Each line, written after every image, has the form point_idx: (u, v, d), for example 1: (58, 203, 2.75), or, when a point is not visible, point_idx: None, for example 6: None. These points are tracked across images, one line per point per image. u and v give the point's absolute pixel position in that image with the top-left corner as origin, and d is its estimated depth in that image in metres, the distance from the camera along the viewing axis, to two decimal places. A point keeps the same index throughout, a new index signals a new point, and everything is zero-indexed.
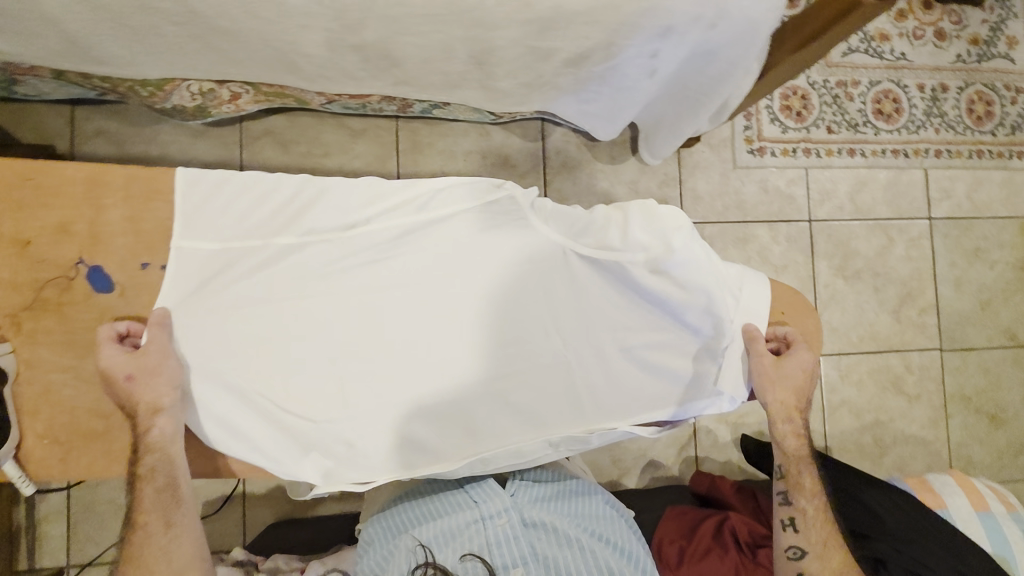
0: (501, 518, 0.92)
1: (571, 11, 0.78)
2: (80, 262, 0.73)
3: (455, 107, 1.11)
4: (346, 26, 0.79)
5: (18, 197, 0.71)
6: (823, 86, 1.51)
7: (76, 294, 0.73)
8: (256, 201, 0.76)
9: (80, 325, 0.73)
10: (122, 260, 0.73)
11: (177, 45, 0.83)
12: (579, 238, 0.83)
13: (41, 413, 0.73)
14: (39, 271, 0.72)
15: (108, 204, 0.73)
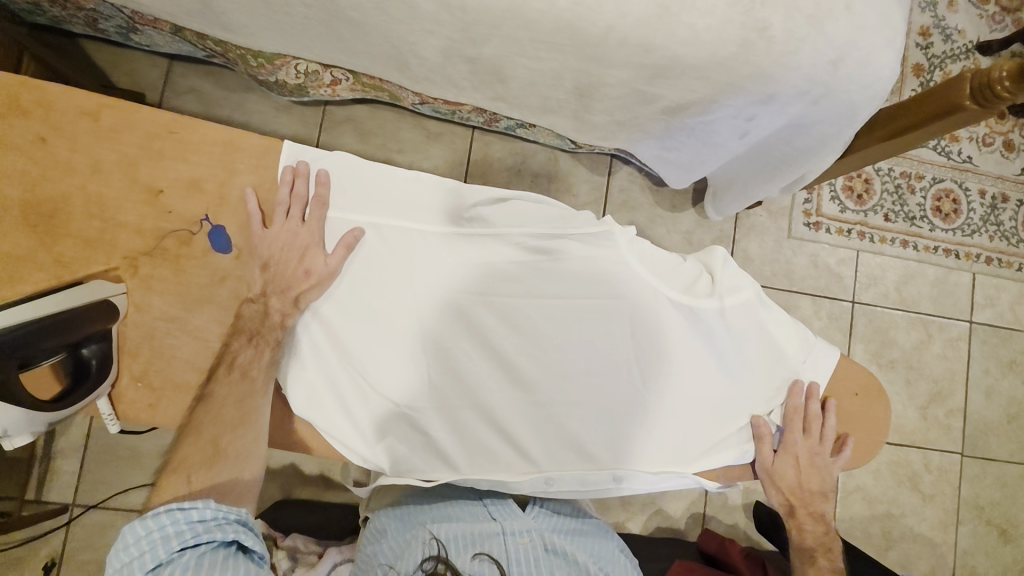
0: (524, 536, 0.92)
1: (687, 63, 0.79)
2: (205, 219, 0.69)
3: (540, 129, 1.14)
4: (468, 38, 0.82)
5: (156, 146, 0.67)
6: (888, 174, 1.53)
7: (194, 249, 0.70)
8: (376, 183, 0.72)
9: (195, 285, 0.70)
10: (245, 224, 0.70)
11: (302, 26, 0.86)
12: (671, 280, 0.81)
13: (141, 356, 0.69)
14: (164, 221, 0.68)
15: (241, 170, 0.69)
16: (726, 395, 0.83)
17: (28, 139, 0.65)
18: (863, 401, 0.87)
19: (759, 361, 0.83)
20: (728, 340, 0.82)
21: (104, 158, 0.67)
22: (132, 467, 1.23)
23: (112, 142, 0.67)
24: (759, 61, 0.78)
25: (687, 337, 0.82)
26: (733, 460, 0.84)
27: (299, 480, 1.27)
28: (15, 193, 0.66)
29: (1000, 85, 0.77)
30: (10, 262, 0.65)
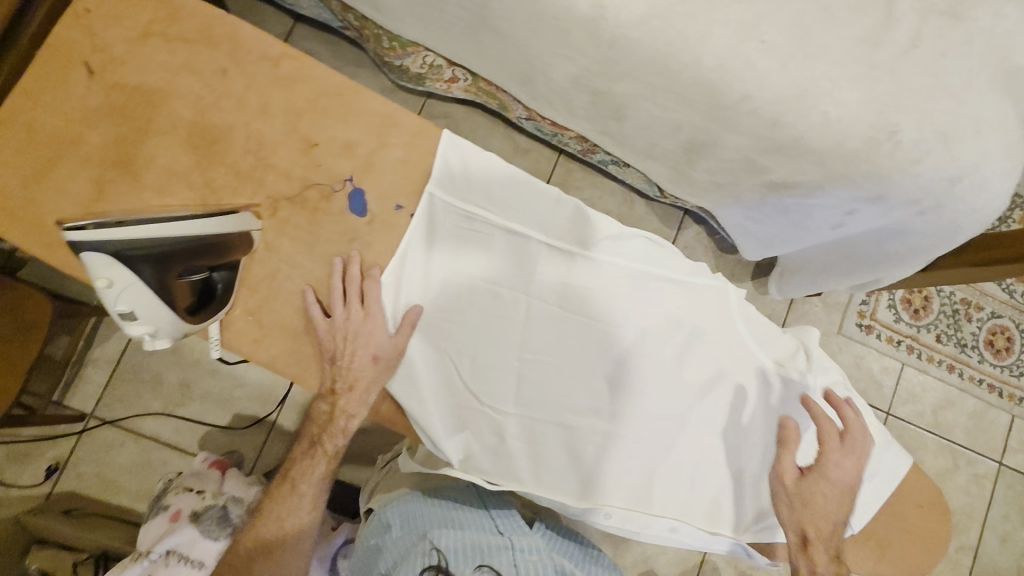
0: (532, 554, 0.90)
1: (808, 146, 0.81)
2: (348, 180, 0.69)
3: (632, 171, 1.16)
4: (604, 72, 0.85)
5: (323, 103, 0.68)
6: (949, 296, 1.52)
7: (331, 207, 0.69)
8: (515, 183, 0.72)
9: (325, 239, 0.69)
10: (385, 194, 0.70)
11: (448, 23, 0.90)
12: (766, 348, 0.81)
13: (258, 292, 0.69)
14: (311, 173, 0.68)
15: (392, 143, 0.70)
16: None
17: (211, 68, 0.67)
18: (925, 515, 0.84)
19: None
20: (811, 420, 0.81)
21: (273, 101, 0.67)
22: (155, 394, 1.24)
23: (286, 88, 0.68)
24: (881, 161, 0.80)
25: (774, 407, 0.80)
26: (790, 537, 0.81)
27: None
28: (185, 113, 0.66)
29: None
30: (164, 175, 0.66)
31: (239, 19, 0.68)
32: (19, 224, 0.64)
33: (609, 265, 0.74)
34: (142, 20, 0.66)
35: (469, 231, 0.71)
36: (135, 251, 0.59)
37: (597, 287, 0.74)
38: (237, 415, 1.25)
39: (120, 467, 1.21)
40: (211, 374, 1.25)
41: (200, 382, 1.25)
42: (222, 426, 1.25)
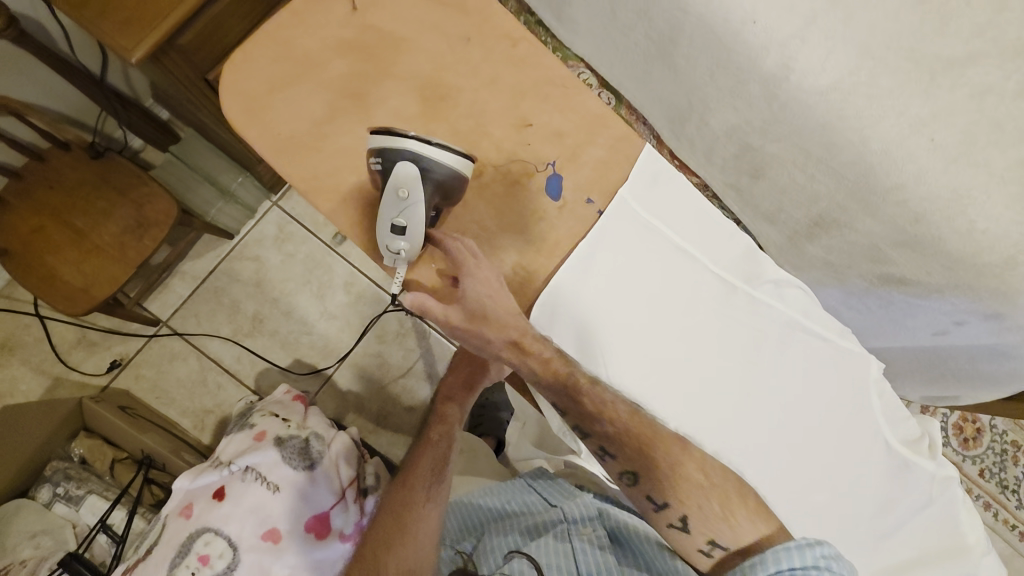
0: (585, 526, 0.87)
1: (945, 249, 0.84)
2: (550, 165, 0.71)
3: (741, 230, 1.13)
4: (764, 129, 0.90)
5: (546, 91, 0.71)
6: (1001, 434, 1.52)
7: (529, 185, 0.70)
8: (692, 205, 0.74)
9: (518, 214, 0.70)
10: (578, 184, 0.71)
11: (627, 48, 0.97)
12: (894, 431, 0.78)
13: (445, 247, 0.70)
14: (519, 150, 0.70)
15: (596, 142, 0.71)
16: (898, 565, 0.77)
17: (457, 34, 0.70)
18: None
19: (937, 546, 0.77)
20: (923, 512, 0.77)
21: (504, 77, 0.70)
22: (227, 318, 1.26)
23: (517, 68, 0.71)
24: (1012, 281, 0.83)
25: (890, 488, 0.77)
26: None
27: (358, 411, 1.27)
28: (425, 68, 0.70)
29: None
30: (392, 119, 0.69)
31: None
32: (259, 130, 0.68)
33: (763, 302, 0.75)
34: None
35: (641, 234, 0.73)
36: (428, 174, 0.62)
37: (745, 319, 0.75)
38: (297, 359, 1.27)
39: (177, 380, 1.24)
40: (284, 314, 1.28)
41: (273, 319, 1.27)
42: (281, 366, 1.26)
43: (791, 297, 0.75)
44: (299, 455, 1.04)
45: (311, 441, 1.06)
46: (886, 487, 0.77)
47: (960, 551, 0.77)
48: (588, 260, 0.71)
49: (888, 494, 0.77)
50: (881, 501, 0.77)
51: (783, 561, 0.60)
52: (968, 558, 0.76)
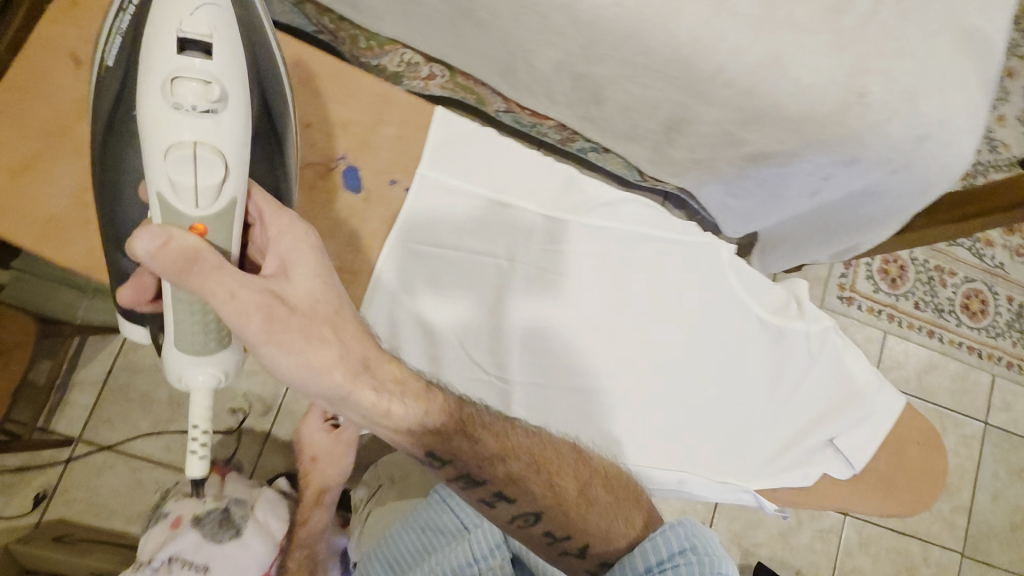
0: (494, 561, 0.70)
1: (785, 114, 0.85)
2: (342, 158, 0.72)
3: (612, 156, 1.18)
4: (585, 55, 0.87)
5: (319, 88, 0.72)
6: (922, 264, 1.58)
7: (329, 184, 0.72)
8: (502, 157, 0.76)
9: (325, 217, 0.71)
10: (378, 168, 0.73)
11: (427, 16, 0.91)
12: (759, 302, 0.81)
13: None
14: (310, 153, 0.71)
15: (386, 120, 0.74)
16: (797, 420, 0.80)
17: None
18: (924, 451, 0.84)
19: (831, 392, 0.81)
20: (807, 365, 0.80)
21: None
22: (143, 413, 1.20)
23: (279, 74, 0.72)
24: (853, 124, 0.84)
25: (771, 354, 0.80)
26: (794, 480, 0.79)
27: None
28: None
29: None
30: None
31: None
32: (19, 217, 0.68)
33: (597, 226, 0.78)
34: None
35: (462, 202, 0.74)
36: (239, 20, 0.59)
37: (586, 246, 0.77)
38: (229, 429, 1.23)
39: (111, 491, 1.18)
40: None
41: (190, 398, 1.22)
42: (214, 441, 1.22)
43: (625, 211, 0.78)
44: (221, 526, 1.02)
45: (231, 508, 1.04)
46: (766, 354, 0.80)
47: (852, 391, 0.81)
48: (414, 243, 0.73)
49: (771, 361, 0.80)
50: (767, 370, 0.80)
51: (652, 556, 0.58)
52: (859, 392, 0.80)
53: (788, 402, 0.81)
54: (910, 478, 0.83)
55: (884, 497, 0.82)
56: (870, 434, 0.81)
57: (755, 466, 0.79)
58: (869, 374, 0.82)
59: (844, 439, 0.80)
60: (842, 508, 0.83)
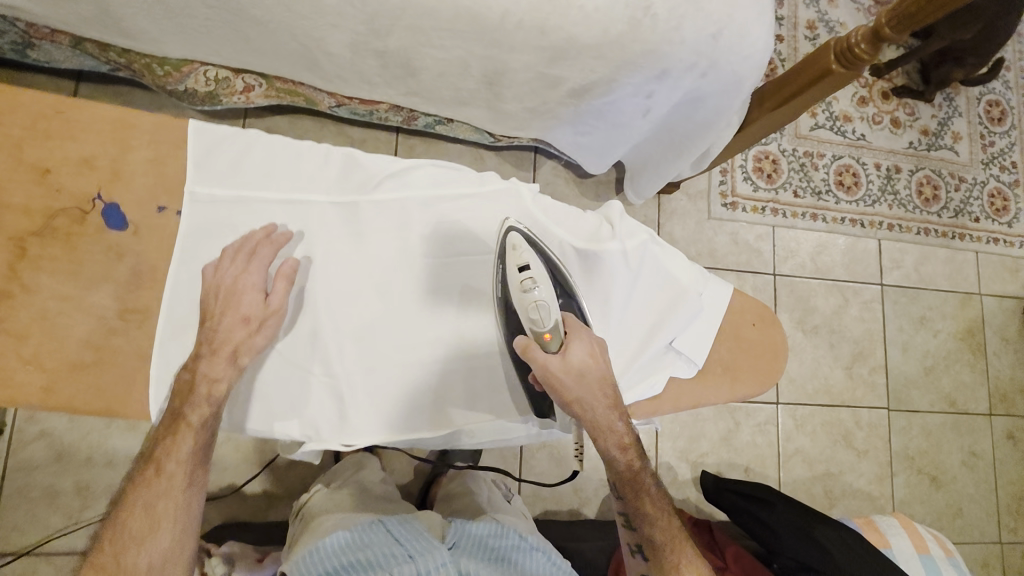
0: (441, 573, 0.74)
1: (582, 43, 0.85)
2: (97, 198, 0.69)
3: (458, 124, 1.15)
4: (374, 30, 0.84)
5: (48, 128, 0.68)
6: (792, 154, 1.65)
7: (87, 228, 0.69)
8: (263, 154, 0.73)
9: (88, 262, 0.68)
10: (138, 200, 0.70)
11: (206, 28, 0.86)
12: (573, 233, 0.81)
13: (32, 336, 0.66)
14: (53, 200, 0.68)
15: (133, 147, 0.70)
16: (635, 336, 0.82)
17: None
18: (764, 329, 0.87)
19: (663, 301, 0.82)
20: (633, 281, 0.81)
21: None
22: (52, 508, 1.14)
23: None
24: (648, 37, 0.85)
25: (596, 281, 0.81)
26: (644, 395, 0.81)
27: (241, 504, 1.20)
28: None
29: (858, 48, 0.84)
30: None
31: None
32: None
33: (386, 200, 0.75)
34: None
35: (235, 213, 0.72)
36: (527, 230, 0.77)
37: (378, 223, 0.75)
38: None
39: None
40: (109, 466, 1.17)
41: (101, 478, 1.16)
42: None
43: (415, 177, 0.77)
44: None
45: None
46: (595, 285, 0.80)
47: (681, 296, 0.82)
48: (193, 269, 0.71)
49: (596, 284, 0.80)
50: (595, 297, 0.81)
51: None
52: (685, 294, 0.82)
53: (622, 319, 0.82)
54: (753, 359, 0.85)
55: (733, 383, 0.84)
56: (704, 330, 0.83)
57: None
58: (691, 272, 0.83)
59: (683, 341, 0.82)
60: (697, 405, 0.84)
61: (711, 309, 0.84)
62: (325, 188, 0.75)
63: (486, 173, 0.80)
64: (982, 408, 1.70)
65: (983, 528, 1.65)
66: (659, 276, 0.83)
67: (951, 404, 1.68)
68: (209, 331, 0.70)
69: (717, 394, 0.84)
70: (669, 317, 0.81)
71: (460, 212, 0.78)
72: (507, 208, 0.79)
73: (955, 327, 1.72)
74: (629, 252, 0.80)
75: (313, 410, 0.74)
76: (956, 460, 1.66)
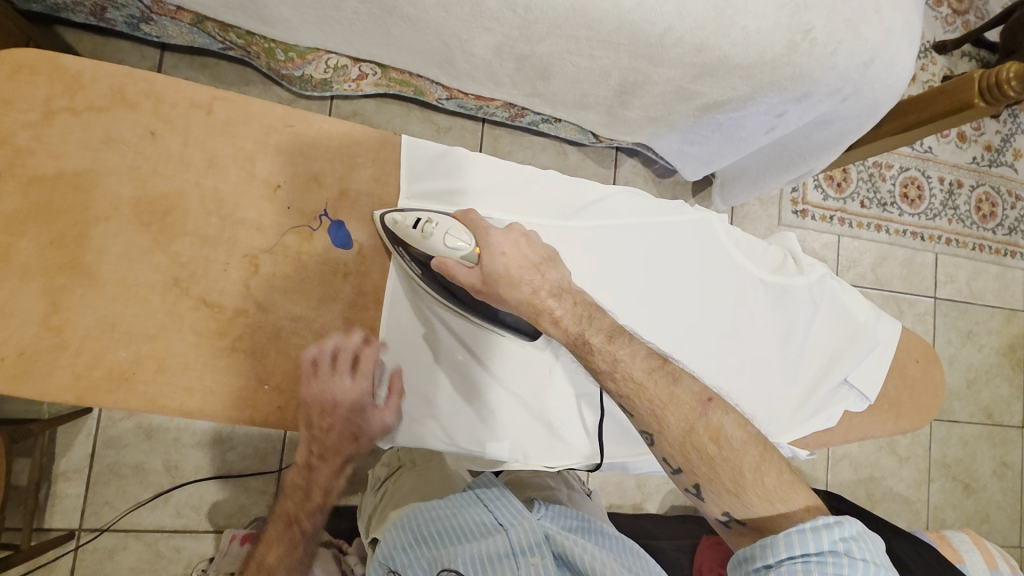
0: (534, 555, 0.71)
1: (735, 63, 0.85)
2: (323, 215, 0.68)
3: (564, 124, 1.15)
4: (525, 36, 0.83)
5: (273, 141, 0.66)
6: (862, 166, 1.64)
7: (315, 247, 0.68)
8: (489, 176, 0.74)
9: (314, 280, 0.68)
10: (362, 220, 0.69)
11: (350, 20, 0.83)
12: (763, 266, 0.87)
13: (268, 357, 0.66)
14: (282, 218, 0.66)
15: (358, 163, 0.70)
16: (812, 364, 0.89)
17: (137, 132, 0.62)
18: (924, 366, 0.96)
19: (837, 332, 0.90)
20: (812, 313, 0.89)
21: (219, 152, 0.64)
22: (142, 486, 1.11)
23: (227, 135, 0.65)
24: (802, 61, 0.85)
25: (781, 312, 0.87)
26: (821, 426, 0.89)
27: None
28: (127, 191, 0.62)
29: (1009, 84, 0.86)
30: (124, 263, 0.61)
31: (150, 73, 0.63)
32: None
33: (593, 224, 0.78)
34: (41, 98, 0.60)
35: None
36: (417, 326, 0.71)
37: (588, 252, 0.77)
38: (239, 479, 1.15)
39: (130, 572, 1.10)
40: (195, 446, 1.13)
41: (188, 458, 1.13)
42: (223, 496, 1.14)
43: (617, 206, 0.79)
44: None
45: None
46: (782, 317, 0.87)
47: (857, 330, 0.91)
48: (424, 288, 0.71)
49: (785, 319, 0.87)
50: (780, 329, 0.87)
51: (797, 546, 0.59)
52: (860, 327, 0.91)
53: (803, 352, 0.89)
54: (916, 396, 0.95)
55: (897, 418, 0.94)
56: (876, 365, 0.92)
57: (785, 420, 0.87)
58: (865, 310, 0.92)
59: (857, 377, 0.91)
60: (859, 434, 0.94)
61: (885, 344, 0.93)
62: (538, 210, 0.75)
63: (679, 202, 0.84)
64: (1015, 421, 1.77)
65: (1006, 532, 1.74)
66: (837, 309, 0.90)
67: (989, 416, 1.74)
68: (436, 357, 0.72)
69: (872, 419, 0.94)
70: (843, 347, 0.90)
71: (655, 239, 0.80)
72: (706, 239, 0.83)
73: (999, 342, 1.77)
74: (812, 288, 0.88)
75: (527, 428, 0.77)
76: (988, 469, 1.73)
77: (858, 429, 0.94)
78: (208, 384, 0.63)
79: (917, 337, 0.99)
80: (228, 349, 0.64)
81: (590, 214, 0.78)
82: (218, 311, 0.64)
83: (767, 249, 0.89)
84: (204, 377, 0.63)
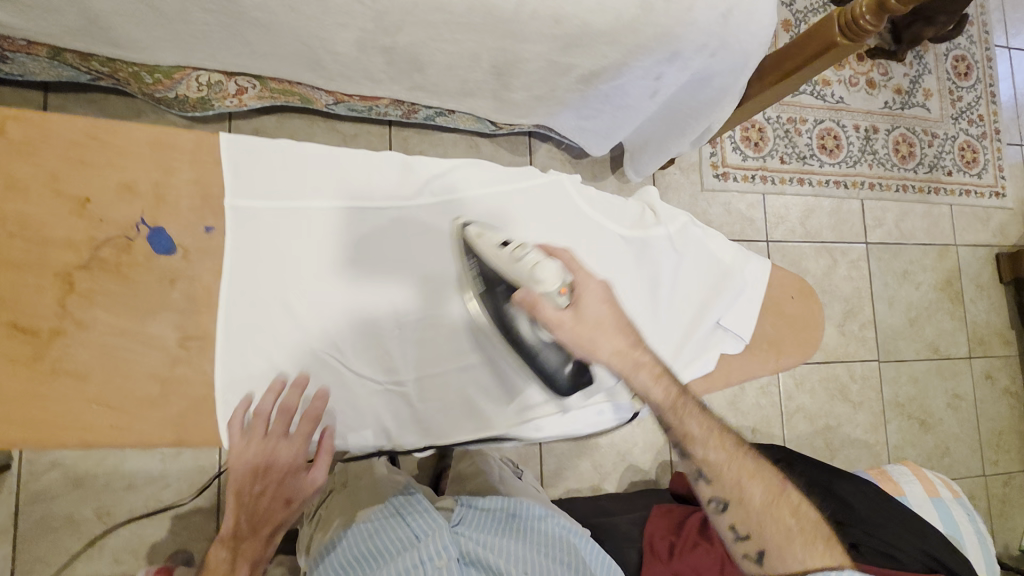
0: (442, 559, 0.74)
1: (596, 30, 0.85)
2: (141, 223, 0.67)
3: (460, 115, 1.15)
4: (382, 27, 0.83)
5: (83, 156, 0.66)
6: (776, 121, 1.67)
7: (136, 256, 0.67)
8: (321, 163, 0.74)
9: (141, 293, 0.66)
10: (187, 221, 0.68)
11: (202, 33, 0.82)
12: (620, 222, 0.90)
13: (93, 376, 0.64)
14: (96, 230, 0.66)
15: (176, 167, 0.69)
16: (683, 311, 0.91)
17: None
18: (802, 302, 0.97)
19: (705, 277, 0.93)
20: (677, 261, 0.92)
21: (19, 175, 0.64)
22: (71, 538, 1.07)
23: (28, 157, 0.64)
24: (661, 20, 0.86)
25: (643, 263, 0.90)
26: (699, 371, 0.90)
27: None
28: None
29: (864, 18, 0.88)
30: None
31: None
32: None
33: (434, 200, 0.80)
34: None
35: (284, 223, 0.72)
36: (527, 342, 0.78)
37: (430, 224, 0.80)
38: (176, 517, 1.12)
39: None
40: (127, 489, 1.10)
41: (120, 503, 1.09)
42: (162, 536, 1.11)
43: (461, 179, 0.81)
44: None
45: None
46: (647, 268, 0.90)
47: (725, 273, 0.93)
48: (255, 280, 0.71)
49: (650, 271, 0.90)
50: (647, 280, 0.90)
51: None
52: (726, 270, 0.93)
53: (671, 300, 0.91)
54: (797, 332, 0.95)
55: (779, 355, 0.94)
56: (749, 306, 0.93)
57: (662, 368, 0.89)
58: (732, 253, 0.94)
59: (731, 321, 0.92)
60: (744, 377, 0.93)
61: (755, 286, 0.94)
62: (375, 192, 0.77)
63: (530, 168, 0.87)
64: (962, 351, 1.80)
65: (968, 463, 1.77)
66: (701, 255, 0.93)
67: (936, 351, 1.77)
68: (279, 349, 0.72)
69: (755, 356, 0.94)
70: (712, 292, 0.92)
71: (505, 207, 0.84)
72: (556, 201, 0.87)
73: (935, 279, 1.80)
74: (674, 237, 0.92)
75: (384, 406, 0.77)
76: (941, 404, 1.76)
77: (737, 370, 0.93)
78: (32, 412, 0.62)
79: (795, 275, 1.00)
80: (52, 373, 0.63)
81: (432, 190, 0.80)
82: (33, 335, 0.63)
83: (625, 206, 0.91)
84: (26, 404, 0.62)
